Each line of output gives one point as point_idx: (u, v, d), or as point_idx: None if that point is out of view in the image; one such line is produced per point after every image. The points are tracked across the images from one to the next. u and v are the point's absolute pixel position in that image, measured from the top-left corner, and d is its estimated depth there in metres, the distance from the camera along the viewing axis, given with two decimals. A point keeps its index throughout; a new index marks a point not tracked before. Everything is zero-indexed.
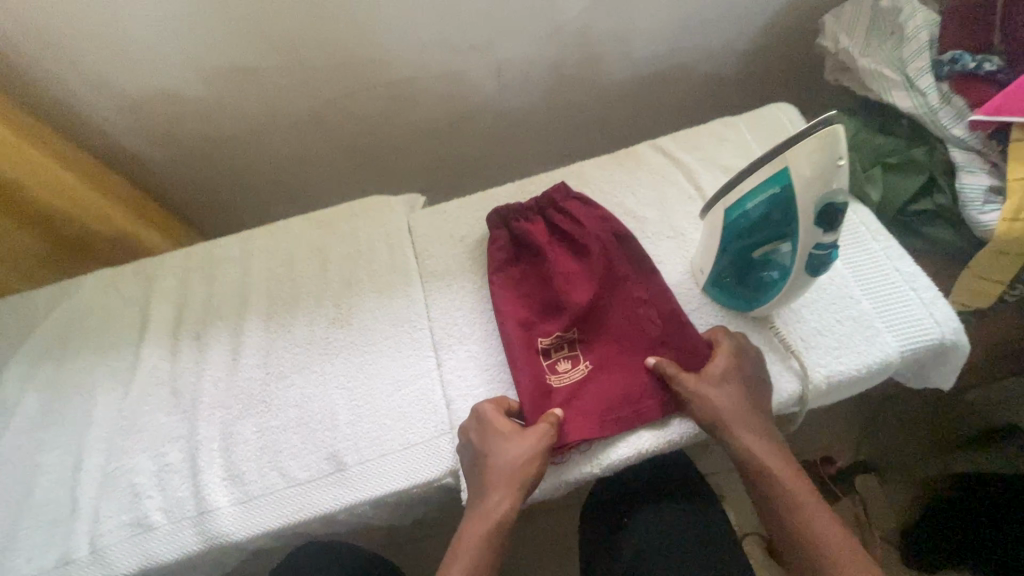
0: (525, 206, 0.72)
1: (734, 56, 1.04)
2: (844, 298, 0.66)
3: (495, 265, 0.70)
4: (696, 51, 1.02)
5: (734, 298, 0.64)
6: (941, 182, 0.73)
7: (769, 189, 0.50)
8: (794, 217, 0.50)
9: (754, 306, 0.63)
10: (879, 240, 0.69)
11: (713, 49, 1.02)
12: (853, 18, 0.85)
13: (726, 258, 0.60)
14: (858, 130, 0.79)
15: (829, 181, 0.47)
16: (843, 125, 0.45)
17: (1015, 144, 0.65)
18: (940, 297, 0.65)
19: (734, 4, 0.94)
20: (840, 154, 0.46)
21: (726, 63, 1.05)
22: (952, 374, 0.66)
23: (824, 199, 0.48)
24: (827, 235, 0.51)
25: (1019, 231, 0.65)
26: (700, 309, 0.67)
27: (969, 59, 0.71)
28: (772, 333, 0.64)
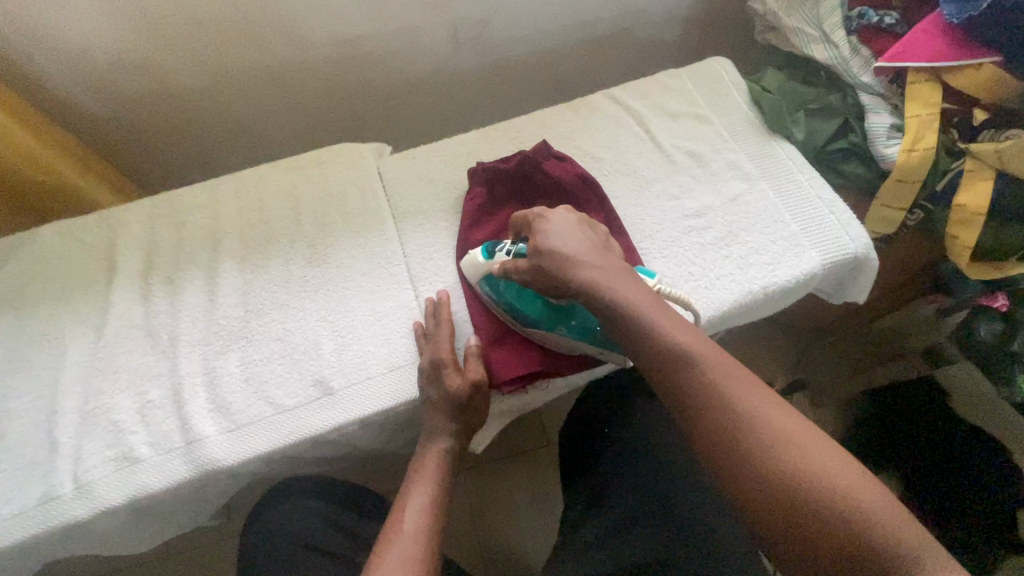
0: (477, 172, 0.76)
1: (675, 21, 1.13)
2: (776, 222, 0.75)
3: (469, 220, 0.73)
4: (640, 15, 1.09)
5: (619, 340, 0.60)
6: (853, 123, 0.83)
7: (488, 284, 0.64)
8: (491, 276, 0.64)
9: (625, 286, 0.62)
10: (805, 173, 0.79)
11: (656, 15, 1.10)
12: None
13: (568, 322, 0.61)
14: (784, 80, 0.88)
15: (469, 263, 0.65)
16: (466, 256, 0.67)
17: (911, 85, 0.76)
18: (854, 218, 0.75)
19: None
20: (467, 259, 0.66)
21: (667, 26, 1.13)
22: (865, 287, 0.77)
23: (472, 258, 0.65)
24: (497, 252, 0.63)
25: (916, 159, 0.75)
26: (650, 238, 0.74)
27: (873, 15, 0.83)
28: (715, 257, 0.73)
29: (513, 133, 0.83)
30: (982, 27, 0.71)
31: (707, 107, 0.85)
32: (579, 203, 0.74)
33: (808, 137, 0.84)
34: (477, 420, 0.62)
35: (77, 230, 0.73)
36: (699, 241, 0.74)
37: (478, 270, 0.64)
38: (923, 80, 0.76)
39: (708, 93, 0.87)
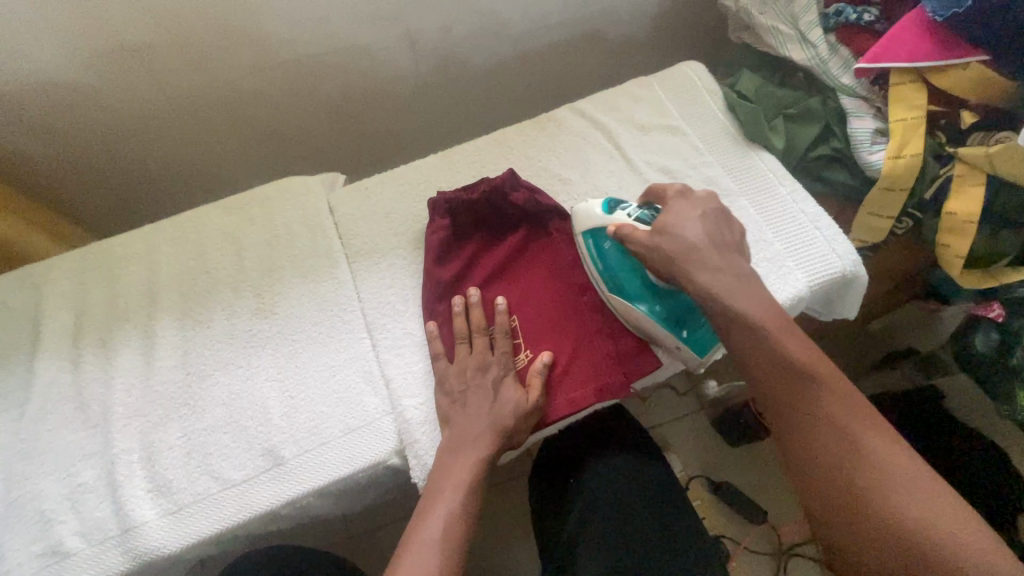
0: (435, 204, 0.69)
1: (645, 21, 1.07)
2: (758, 241, 0.69)
3: (429, 258, 0.67)
4: (607, 17, 1.04)
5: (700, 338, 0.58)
6: (835, 128, 0.78)
7: (594, 241, 0.61)
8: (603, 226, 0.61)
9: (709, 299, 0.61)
10: (786, 184, 0.73)
11: (624, 16, 1.05)
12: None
13: (654, 302, 0.58)
14: (761, 84, 0.83)
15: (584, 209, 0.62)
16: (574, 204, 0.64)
17: (894, 87, 0.72)
18: (840, 232, 0.70)
19: None
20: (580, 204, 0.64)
21: (636, 28, 1.08)
22: (855, 303, 0.72)
23: (593, 204, 0.62)
24: (623, 209, 0.60)
25: (903, 166, 0.71)
26: None
27: (851, 12, 0.78)
28: None
29: (474, 156, 0.77)
30: (964, 26, 0.67)
31: (679, 118, 0.80)
32: (547, 233, 0.69)
33: (788, 145, 0.79)
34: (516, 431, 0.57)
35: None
36: None
37: (594, 212, 0.61)
38: (906, 81, 0.71)
39: (681, 101, 0.82)
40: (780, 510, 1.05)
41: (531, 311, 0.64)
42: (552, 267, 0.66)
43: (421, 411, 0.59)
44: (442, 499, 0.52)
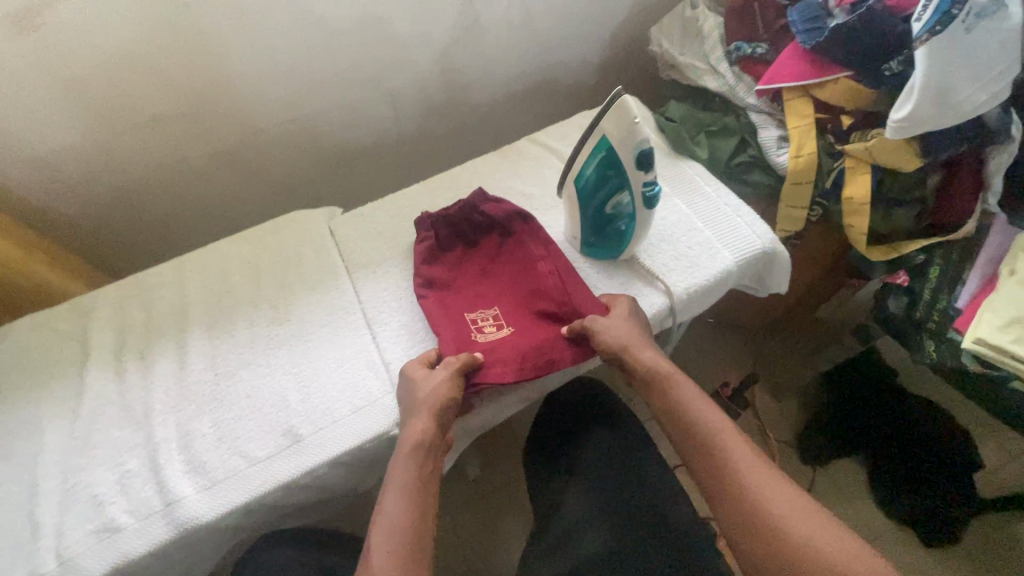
0: (422, 222, 0.83)
1: (591, 69, 1.27)
2: (692, 230, 0.83)
3: (421, 261, 0.79)
4: (558, 67, 1.22)
5: (599, 248, 0.79)
6: (749, 139, 0.94)
7: (602, 150, 0.66)
8: (622, 168, 0.67)
9: (620, 248, 0.78)
10: (711, 185, 0.88)
11: (572, 65, 1.24)
12: (669, 26, 1.09)
13: (592, 212, 0.74)
14: (687, 109, 1.00)
15: (634, 135, 0.64)
16: (626, 95, 0.62)
17: (787, 102, 0.88)
18: (758, 218, 0.84)
19: (579, 28, 1.16)
20: (634, 115, 0.63)
21: (583, 74, 1.27)
22: (783, 277, 0.85)
23: (635, 149, 0.64)
24: (647, 174, 0.67)
25: (803, 164, 0.86)
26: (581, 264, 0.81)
27: (748, 47, 0.95)
28: (639, 266, 0.80)
29: (450, 183, 0.92)
30: (828, 47, 0.82)
31: None
32: (518, 233, 0.81)
33: (712, 155, 0.95)
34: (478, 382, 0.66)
35: (51, 321, 0.78)
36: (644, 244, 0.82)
37: (628, 156, 0.65)
38: (797, 97, 0.88)
39: None
40: None
41: (509, 296, 0.76)
42: (523, 261, 0.79)
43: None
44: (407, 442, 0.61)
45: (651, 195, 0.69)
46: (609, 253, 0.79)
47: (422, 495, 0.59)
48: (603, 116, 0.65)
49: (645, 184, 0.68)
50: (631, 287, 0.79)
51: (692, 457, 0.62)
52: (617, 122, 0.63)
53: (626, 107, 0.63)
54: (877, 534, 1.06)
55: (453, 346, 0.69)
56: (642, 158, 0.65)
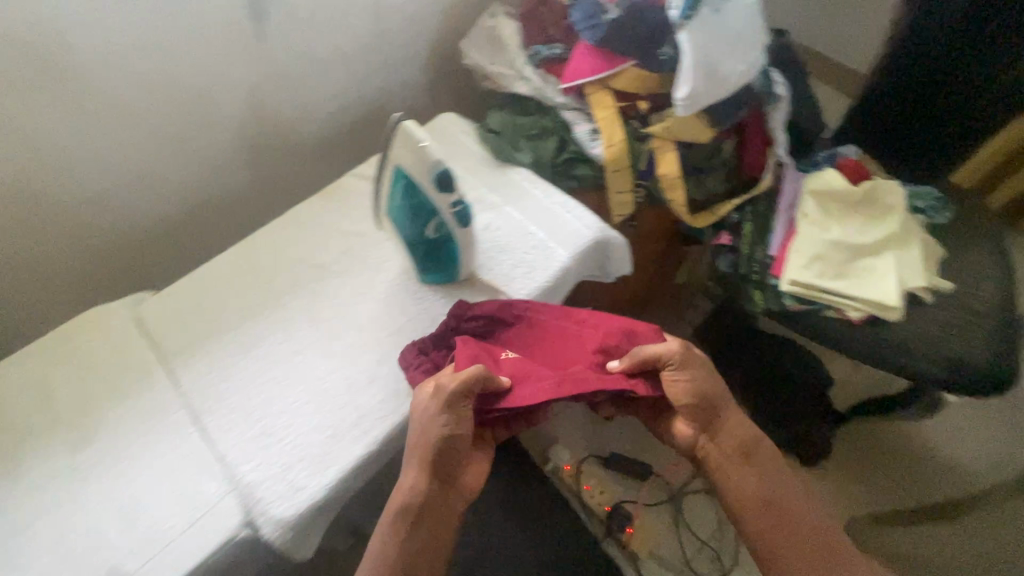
0: (405, 355, 0.69)
1: (422, 86, 1.20)
2: (526, 234, 0.84)
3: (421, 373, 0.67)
4: (388, 90, 1.14)
5: (435, 276, 0.76)
6: (567, 136, 0.97)
7: (400, 176, 0.64)
8: (423, 193, 0.64)
9: (455, 272, 0.75)
10: (539, 188, 0.90)
11: (402, 86, 1.17)
12: (476, 39, 1.08)
13: (413, 240, 0.71)
14: (506, 116, 1.01)
15: (422, 158, 0.61)
16: (405, 120, 0.61)
17: (590, 96, 0.91)
18: (586, 212, 0.87)
19: (399, 46, 1.09)
20: (417, 138, 0.61)
21: (416, 93, 1.21)
22: (621, 261, 0.89)
23: (428, 171, 0.62)
24: (451, 195, 0.65)
25: (616, 151, 0.90)
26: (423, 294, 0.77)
27: (544, 50, 0.98)
28: (479, 281, 0.79)
29: (272, 237, 0.83)
30: (609, 41, 0.87)
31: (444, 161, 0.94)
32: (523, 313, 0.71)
33: (537, 157, 0.97)
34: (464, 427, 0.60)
35: None
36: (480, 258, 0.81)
37: (425, 180, 0.62)
38: (599, 90, 0.91)
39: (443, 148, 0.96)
40: (660, 460, 1.19)
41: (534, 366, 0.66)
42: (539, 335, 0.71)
43: (295, 471, 0.63)
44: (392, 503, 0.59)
45: (461, 214, 0.67)
46: (448, 278, 0.76)
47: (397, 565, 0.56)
48: (392, 144, 0.63)
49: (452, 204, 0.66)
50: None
51: (750, 509, 0.62)
52: (403, 146, 0.62)
53: (408, 131, 0.61)
54: None
55: (468, 357, 0.64)
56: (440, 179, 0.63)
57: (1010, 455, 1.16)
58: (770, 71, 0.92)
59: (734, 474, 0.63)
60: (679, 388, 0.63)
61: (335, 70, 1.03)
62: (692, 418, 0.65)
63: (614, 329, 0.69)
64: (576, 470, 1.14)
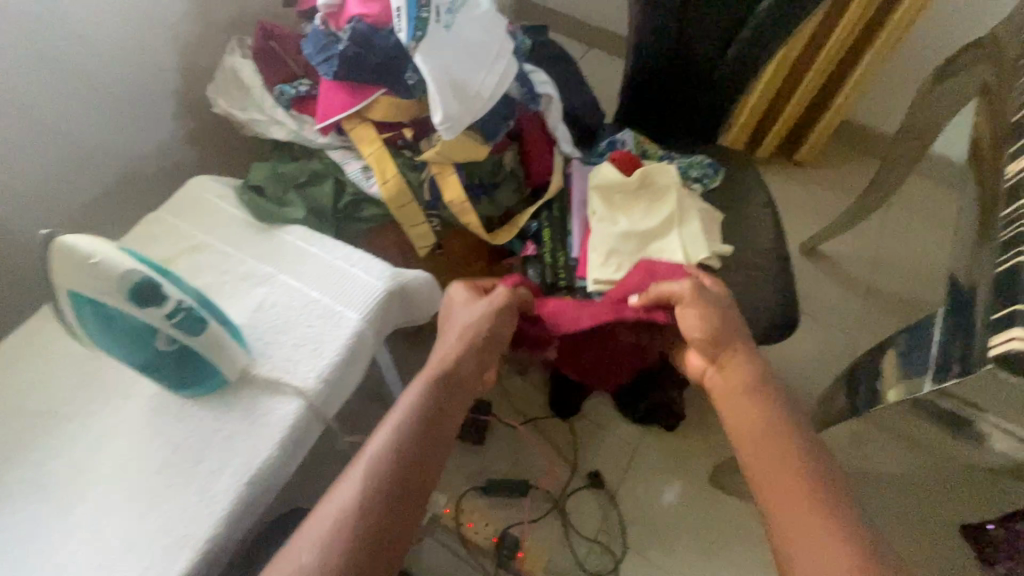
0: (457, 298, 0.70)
1: (179, 141, 0.99)
2: (308, 304, 0.74)
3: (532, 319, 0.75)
4: (135, 152, 0.92)
5: (193, 392, 0.64)
6: (342, 177, 0.89)
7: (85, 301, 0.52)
8: (124, 313, 0.53)
9: (216, 381, 0.64)
10: (317, 243, 0.80)
11: (155, 144, 0.95)
12: (225, 84, 0.92)
13: (141, 365, 0.58)
14: (271, 166, 0.90)
15: (102, 276, 0.50)
16: (61, 236, 0.49)
17: (350, 132, 0.84)
18: (373, 259, 0.79)
19: (129, 101, 0.88)
20: (87, 254, 0.50)
21: (177, 150, 0.99)
22: (427, 298, 0.83)
23: (118, 289, 0.51)
24: (163, 306, 0.54)
25: (393, 187, 0.84)
26: (188, 410, 0.64)
27: (290, 88, 0.88)
28: (254, 376, 0.67)
29: None
30: (347, 72, 0.78)
31: (200, 234, 0.80)
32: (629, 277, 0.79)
33: (314, 207, 0.87)
34: (458, 384, 0.62)
35: None
36: (253, 347, 0.69)
37: (119, 299, 0.51)
38: (357, 123, 0.84)
39: (195, 219, 0.82)
40: (539, 470, 1.17)
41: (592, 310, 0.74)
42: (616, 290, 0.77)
43: None
44: (357, 466, 0.54)
45: (189, 323, 0.56)
46: (216, 386, 0.64)
47: (324, 549, 0.49)
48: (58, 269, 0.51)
49: (170, 316, 0.55)
50: (258, 408, 0.65)
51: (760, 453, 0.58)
52: (72, 269, 0.50)
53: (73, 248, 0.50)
54: (634, 444, 1.22)
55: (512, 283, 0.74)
56: (140, 292, 0.52)
57: (831, 369, 1.31)
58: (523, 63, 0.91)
59: (770, 439, 0.58)
60: (694, 330, 0.66)
61: (57, 159, 0.81)
62: (701, 349, 0.66)
63: (635, 273, 0.77)
64: (456, 511, 1.11)
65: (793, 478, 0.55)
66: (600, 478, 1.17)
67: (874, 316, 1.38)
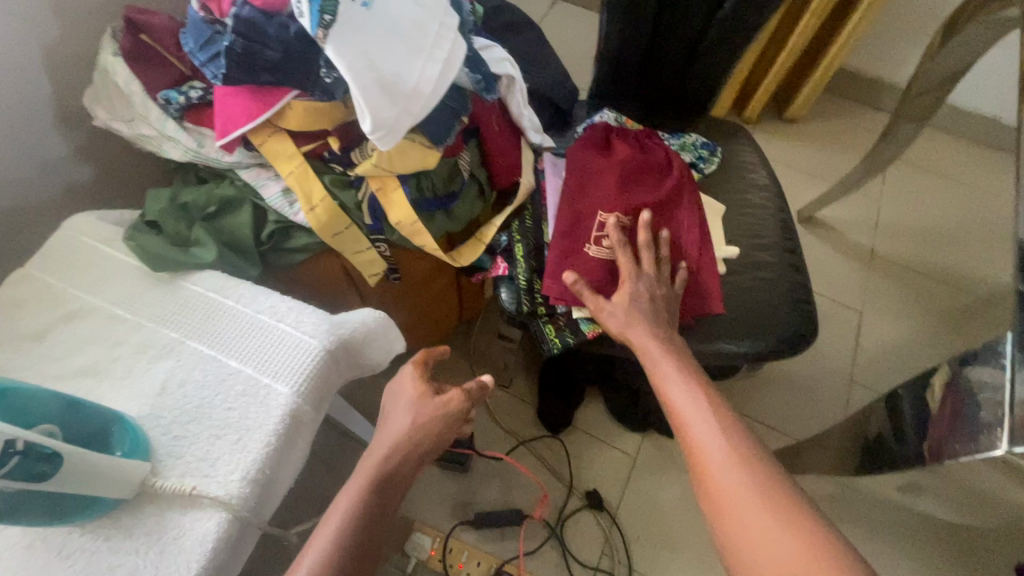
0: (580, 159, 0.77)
1: (58, 169, 0.79)
2: (223, 378, 0.59)
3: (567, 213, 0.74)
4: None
5: (80, 528, 0.51)
6: (261, 203, 0.72)
7: None
8: None
9: (105, 510, 0.51)
10: (233, 293, 0.64)
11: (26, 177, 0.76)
12: (101, 88, 0.73)
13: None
14: (171, 193, 0.72)
15: None
16: None
17: (261, 149, 0.67)
18: (303, 308, 0.63)
19: None
20: None
21: (57, 179, 0.80)
22: (378, 344, 0.68)
23: None
24: None
25: (323, 214, 0.68)
26: (74, 544, 0.50)
27: (179, 95, 0.69)
28: (160, 489, 0.53)
29: None
30: (240, 75, 0.60)
31: (82, 296, 0.64)
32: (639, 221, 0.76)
33: (229, 243, 0.71)
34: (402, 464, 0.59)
35: None
36: (156, 445, 0.55)
37: None
38: (269, 137, 0.67)
39: (74, 276, 0.65)
40: (531, 497, 1.07)
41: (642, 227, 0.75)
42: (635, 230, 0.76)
43: None
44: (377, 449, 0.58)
45: (30, 465, 0.43)
46: (106, 510, 0.50)
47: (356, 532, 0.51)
48: None
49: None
50: (166, 531, 0.52)
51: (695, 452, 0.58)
52: None
53: None
54: (632, 457, 1.12)
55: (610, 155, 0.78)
56: None
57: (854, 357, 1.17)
58: (471, 38, 0.72)
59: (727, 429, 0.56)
60: (610, 318, 0.68)
61: None
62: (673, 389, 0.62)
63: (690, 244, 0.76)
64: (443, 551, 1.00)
65: (739, 465, 0.53)
66: (599, 497, 1.07)
67: (892, 290, 1.25)
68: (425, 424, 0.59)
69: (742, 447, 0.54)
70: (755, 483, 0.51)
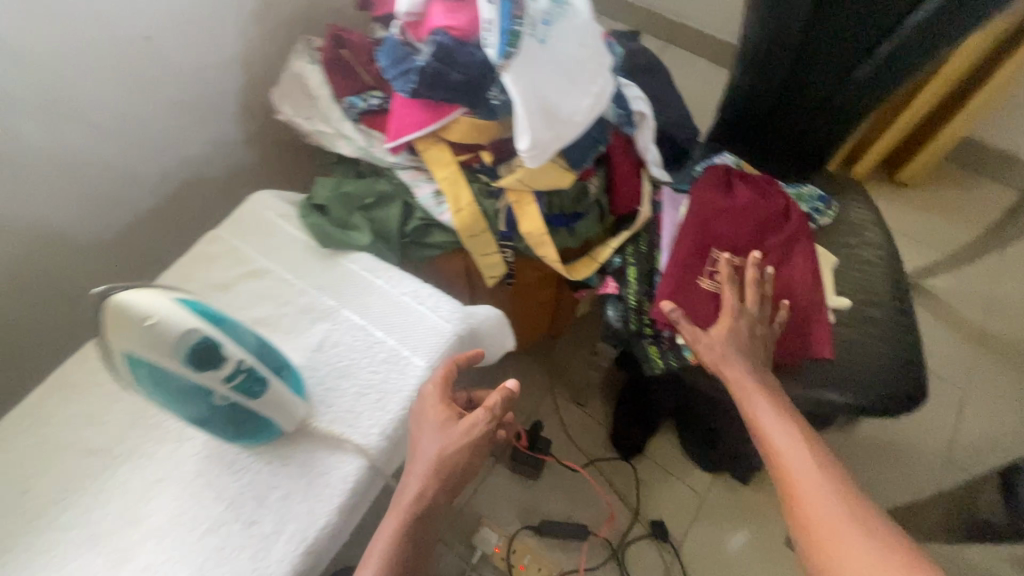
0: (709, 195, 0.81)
1: (242, 150, 0.93)
2: (370, 345, 0.68)
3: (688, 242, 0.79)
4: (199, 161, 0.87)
5: (250, 448, 0.60)
6: (410, 201, 0.82)
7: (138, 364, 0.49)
8: (180, 378, 0.49)
9: (273, 436, 0.60)
10: (384, 275, 0.74)
11: (219, 153, 0.90)
12: (293, 89, 0.85)
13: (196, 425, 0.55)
14: (336, 183, 0.84)
15: (158, 341, 0.47)
16: (118, 297, 0.47)
17: (424, 155, 0.77)
18: (443, 297, 0.71)
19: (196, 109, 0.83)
20: (142, 317, 0.47)
21: (239, 158, 0.94)
22: (496, 339, 0.76)
23: (176, 354, 0.48)
24: (220, 368, 0.50)
25: (467, 215, 0.77)
26: (244, 462, 0.59)
27: (361, 101, 0.83)
28: (315, 429, 0.62)
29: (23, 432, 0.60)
30: (424, 89, 0.70)
31: (260, 259, 0.75)
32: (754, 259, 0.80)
33: (379, 232, 0.81)
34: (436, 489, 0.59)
35: None
36: (313, 392, 0.64)
37: (176, 363, 0.48)
38: (433, 145, 0.77)
39: (256, 242, 0.77)
40: (597, 516, 1.09)
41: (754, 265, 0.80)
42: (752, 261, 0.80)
43: None
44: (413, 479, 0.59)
45: (246, 382, 0.53)
46: (274, 436, 0.60)
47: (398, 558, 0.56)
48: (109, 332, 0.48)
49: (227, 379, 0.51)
50: (316, 467, 0.60)
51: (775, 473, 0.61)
52: (127, 336, 0.47)
53: (127, 312, 0.47)
54: (701, 495, 1.11)
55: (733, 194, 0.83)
56: (196, 354, 0.49)
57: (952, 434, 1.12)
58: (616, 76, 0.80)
59: (808, 453, 0.60)
60: (706, 350, 0.72)
61: (123, 170, 0.77)
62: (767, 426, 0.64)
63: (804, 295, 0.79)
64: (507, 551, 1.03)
65: (817, 482, 0.57)
66: (664, 529, 1.08)
67: (1003, 372, 1.18)
68: (450, 454, 0.59)
69: (826, 462, 0.59)
70: (826, 499, 0.55)
